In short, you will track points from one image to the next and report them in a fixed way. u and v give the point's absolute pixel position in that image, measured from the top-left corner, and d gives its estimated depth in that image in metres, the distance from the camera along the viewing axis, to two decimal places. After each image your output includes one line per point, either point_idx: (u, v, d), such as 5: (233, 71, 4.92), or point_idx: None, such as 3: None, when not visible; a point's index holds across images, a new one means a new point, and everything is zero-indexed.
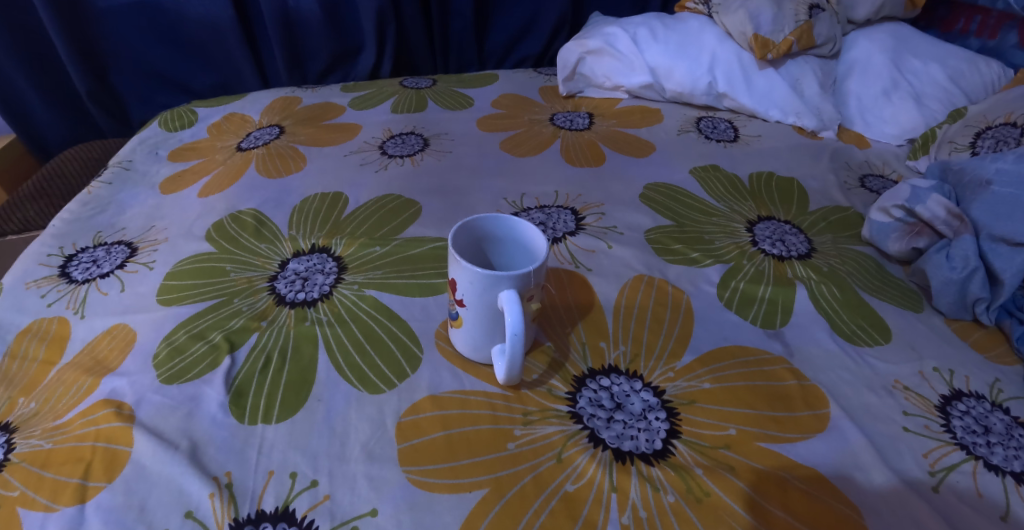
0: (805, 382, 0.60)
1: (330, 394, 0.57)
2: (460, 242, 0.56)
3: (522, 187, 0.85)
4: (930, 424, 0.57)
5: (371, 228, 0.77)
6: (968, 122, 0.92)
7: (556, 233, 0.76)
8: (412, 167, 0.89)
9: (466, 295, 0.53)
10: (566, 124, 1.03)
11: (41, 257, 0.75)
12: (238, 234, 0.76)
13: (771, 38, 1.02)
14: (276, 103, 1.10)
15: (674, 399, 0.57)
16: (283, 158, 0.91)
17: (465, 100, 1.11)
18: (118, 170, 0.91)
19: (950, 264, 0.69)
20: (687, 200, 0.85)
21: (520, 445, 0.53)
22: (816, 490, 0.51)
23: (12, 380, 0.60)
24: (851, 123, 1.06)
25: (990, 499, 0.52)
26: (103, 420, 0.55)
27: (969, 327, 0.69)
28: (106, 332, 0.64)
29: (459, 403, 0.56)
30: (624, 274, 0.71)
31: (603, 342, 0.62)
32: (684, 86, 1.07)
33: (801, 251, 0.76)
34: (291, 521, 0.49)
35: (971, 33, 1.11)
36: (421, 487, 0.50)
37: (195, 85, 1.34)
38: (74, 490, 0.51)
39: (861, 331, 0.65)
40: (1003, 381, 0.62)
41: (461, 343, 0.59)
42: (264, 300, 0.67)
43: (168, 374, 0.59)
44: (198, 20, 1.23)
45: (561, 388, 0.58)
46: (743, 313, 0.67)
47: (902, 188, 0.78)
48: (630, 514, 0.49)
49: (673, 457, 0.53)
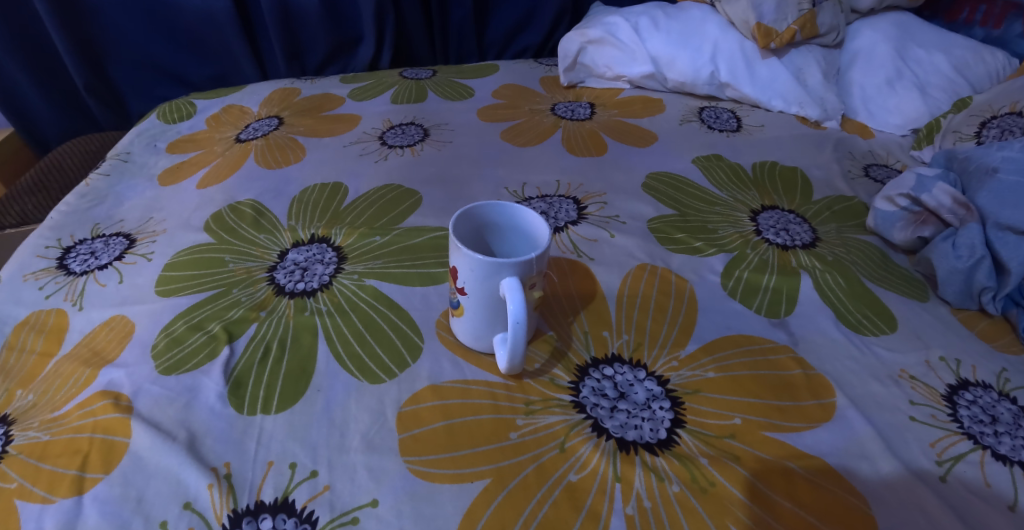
0: (810, 372, 0.59)
1: (330, 384, 0.56)
2: (461, 230, 0.55)
3: (523, 176, 0.85)
4: (937, 413, 0.56)
5: (372, 217, 0.77)
6: (973, 112, 0.91)
7: (558, 223, 0.75)
8: (413, 157, 0.89)
9: (467, 283, 0.52)
10: (567, 114, 1.02)
11: (37, 249, 0.74)
12: (237, 225, 0.75)
13: (774, 27, 1.01)
14: (275, 95, 1.09)
15: (678, 388, 0.57)
16: (282, 149, 0.90)
17: (466, 91, 1.09)
18: (116, 163, 0.91)
19: (957, 253, 0.69)
20: (690, 189, 0.84)
21: (523, 435, 0.53)
22: (823, 480, 0.51)
23: (9, 373, 0.60)
24: (853, 112, 1.05)
25: (997, 489, 0.51)
26: (100, 411, 0.54)
27: (975, 316, 0.68)
28: (104, 324, 0.63)
29: (460, 393, 0.55)
30: (626, 263, 0.70)
31: (606, 331, 0.62)
32: (686, 75, 1.06)
33: (805, 240, 0.76)
34: (290, 512, 0.48)
35: (976, 22, 1.10)
36: (421, 477, 0.50)
37: (192, 77, 1.33)
38: (71, 482, 0.50)
39: (865, 320, 0.65)
40: (1010, 370, 0.61)
41: (462, 332, 0.58)
42: (263, 291, 0.66)
43: (166, 365, 0.58)
44: (193, 12, 1.22)
45: (563, 378, 0.57)
46: (746, 302, 0.66)
47: (908, 177, 0.77)
48: (634, 504, 0.49)
49: (677, 447, 0.52)
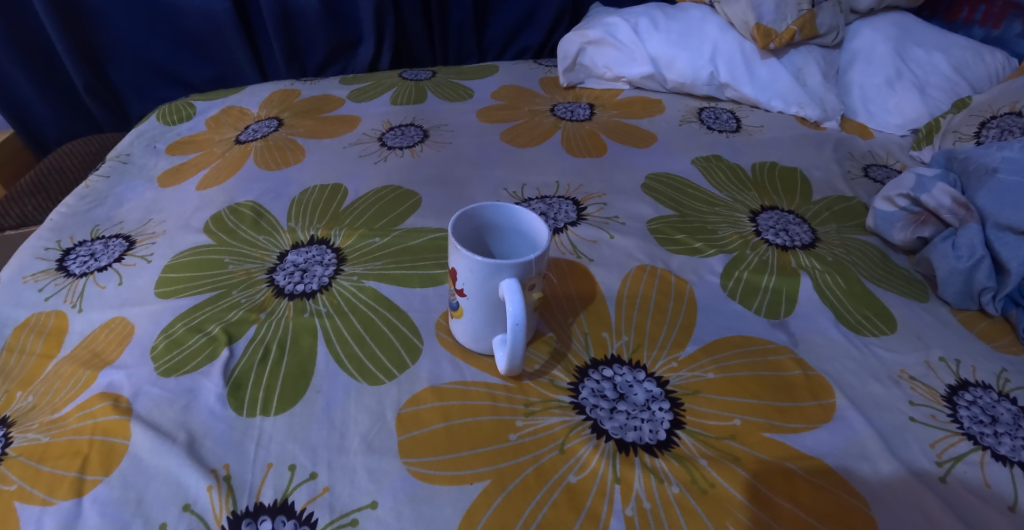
0: (810, 373, 0.59)
1: (330, 386, 0.56)
2: (460, 231, 0.55)
3: (522, 177, 0.85)
4: (937, 414, 0.56)
5: (371, 218, 0.77)
6: (973, 112, 0.91)
7: (557, 223, 0.75)
8: (412, 158, 0.89)
9: (466, 284, 0.52)
10: (566, 115, 1.02)
11: (37, 251, 0.74)
12: (236, 226, 0.75)
13: (773, 27, 1.01)
14: (274, 96, 1.09)
15: (678, 389, 0.57)
16: (282, 150, 0.90)
17: (465, 92, 1.09)
18: (116, 164, 0.91)
19: (957, 254, 0.69)
20: (689, 190, 0.84)
21: (522, 436, 0.53)
22: (823, 481, 0.51)
23: (9, 374, 0.60)
24: (853, 113, 1.05)
25: (997, 490, 0.51)
26: (100, 413, 0.54)
27: (975, 317, 0.68)
28: (103, 325, 0.64)
29: (460, 395, 0.55)
30: (626, 264, 0.70)
31: (606, 332, 0.62)
32: (685, 76, 1.06)
33: (805, 241, 0.76)
34: (290, 514, 0.48)
35: (976, 22, 1.10)
36: (421, 479, 0.49)
37: (192, 78, 1.33)
38: (71, 484, 0.50)
39: (865, 321, 0.65)
40: (1010, 371, 0.61)
41: (461, 333, 0.58)
42: (262, 292, 0.66)
43: (165, 367, 0.58)
44: (193, 14, 1.22)
45: (563, 379, 0.57)
46: (746, 303, 0.66)
47: (907, 177, 0.77)
48: (634, 505, 0.48)
49: (676, 448, 0.52)
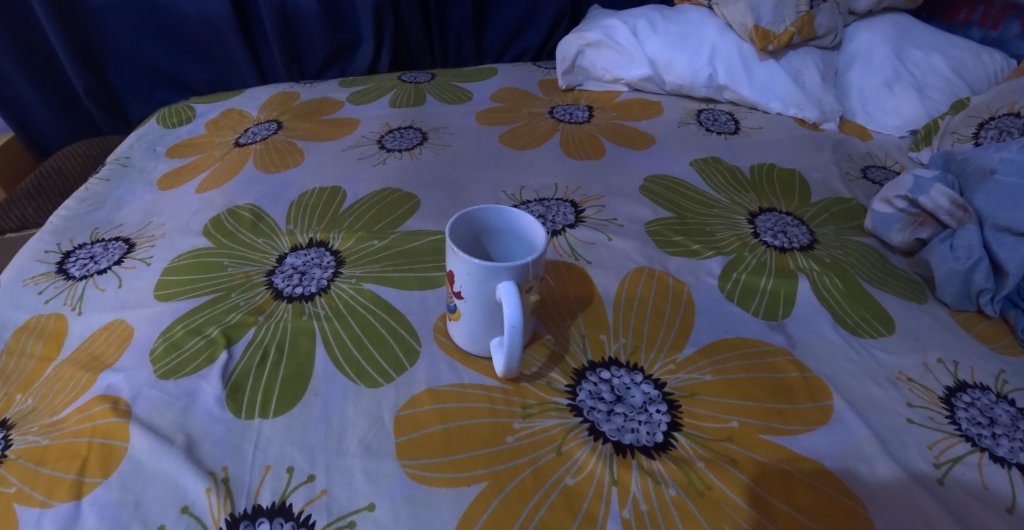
0: (808, 375, 0.59)
1: (328, 389, 0.56)
2: (458, 234, 0.55)
3: (521, 180, 0.85)
4: (935, 416, 0.56)
5: (370, 221, 0.77)
6: (971, 113, 0.91)
7: (556, 226, 0.75)
8: (411, 161, 0.89)
9: (464, 287, 0.52)
10: (565, 117, 1.02)
11: (37, 253, 0.74)
12: (236, 229, 0.76)
13: (771, 29, 1.01)
14: (274, 98, 1.09)
15: (675, 391, 0.57)
16: (281, 153, 0.91)
17: (464, 94, 1.10)
18: (116, 167, 0.91)
19: (955, 255, 0.69)
20: (687, 192, 0.84)
21: (519, 438, 0.53)
22: (820, 483, 0.51)
23: (9, 377, 0.60)
24: (852, 114, 1.05)
25: (995, 492, 0.51)
26: (99, 416, 0.55)
27: (973, 318, 0.68)
28: (103, 328, 0.64)
29: (458, 397, 0.55)
30: (624, 266, 0.70)
31: (604, 334, 0.62)
32: (684, 78, 1.06)
33: (803, 243, 0.76)
34: (288, 517, 0.48)
35: (974, 24, 1.10)
36: (419, 482, 0.50)
37: (192, 81, 1.33)
38: (70, 486, 0.50)
39: (863, 322, 0.65)
40: (1008, 372, 0.61)
41: (459, 335, 0.58)
42: (261, 295, 0.66)
43: (164, 370, 0.58)
44: (192, 17, 1.23)
45: (560, 381, 0.57)
46: (744, 305, 0.66)
47: (905, 178, 0.77)
48: (630, 507, 0.49)
49: (674, 451, 0.52)
